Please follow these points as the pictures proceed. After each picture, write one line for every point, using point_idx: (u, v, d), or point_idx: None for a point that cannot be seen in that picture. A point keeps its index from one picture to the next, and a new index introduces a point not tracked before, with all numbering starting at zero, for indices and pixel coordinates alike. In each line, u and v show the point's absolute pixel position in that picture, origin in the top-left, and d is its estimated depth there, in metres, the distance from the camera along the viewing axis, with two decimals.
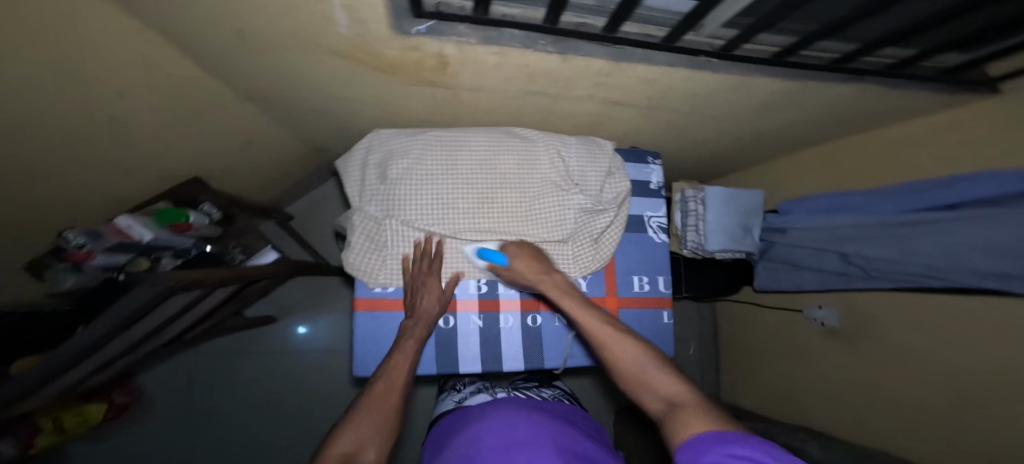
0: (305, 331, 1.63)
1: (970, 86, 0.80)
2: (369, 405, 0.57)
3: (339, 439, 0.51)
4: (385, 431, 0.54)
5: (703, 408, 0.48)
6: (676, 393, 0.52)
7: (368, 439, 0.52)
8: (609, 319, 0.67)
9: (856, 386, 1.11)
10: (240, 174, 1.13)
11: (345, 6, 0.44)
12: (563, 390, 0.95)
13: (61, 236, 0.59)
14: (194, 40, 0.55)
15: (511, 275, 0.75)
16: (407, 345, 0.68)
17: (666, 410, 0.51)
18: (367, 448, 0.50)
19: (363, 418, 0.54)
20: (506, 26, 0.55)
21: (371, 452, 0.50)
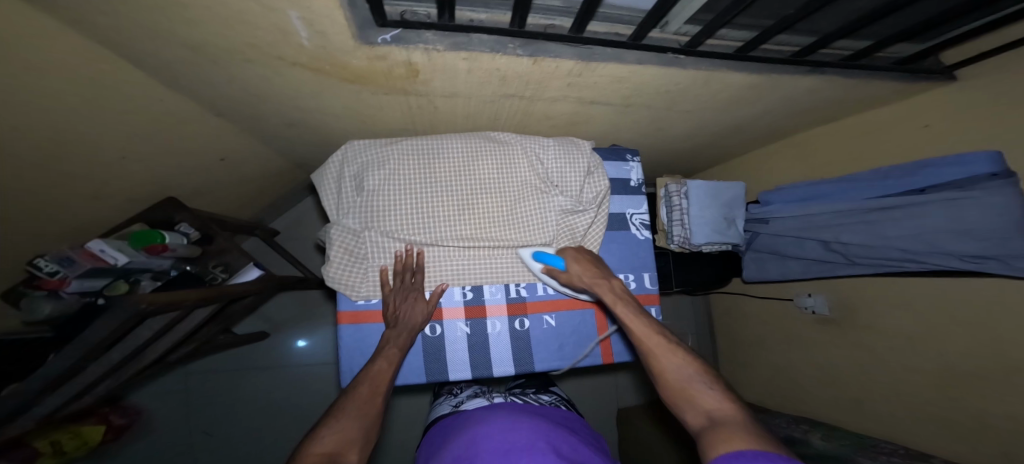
0: (305, 344, 1.60)
1: (925, 74, 0.84)
2: (351, 409, 0.57)
3: (320, 441, 0.51)
4: (366, 436, 0.54)
5: (751, 431, 0.48)
6: (723, 411, 0.52)
7: (350, 442, 0.52)
8: (659, 329, 0.67)
9: (849, 370, 1.13)
10: (216, 192, 1.10)
11: (304, 19, 0.43)
12: (561, 396, 0.93)
13: (31, 265, 0.60)
14: (150, 57, 0.53)
15: (567, 279, 0.75)
16: (390, 353, 0.68)
17: (708, 424, 0.51)
18: (348, 451, 0.51)
19: (345, 422, 0.54)
20: (474, 31, 0.55)
21: (353, 455, 0.50)
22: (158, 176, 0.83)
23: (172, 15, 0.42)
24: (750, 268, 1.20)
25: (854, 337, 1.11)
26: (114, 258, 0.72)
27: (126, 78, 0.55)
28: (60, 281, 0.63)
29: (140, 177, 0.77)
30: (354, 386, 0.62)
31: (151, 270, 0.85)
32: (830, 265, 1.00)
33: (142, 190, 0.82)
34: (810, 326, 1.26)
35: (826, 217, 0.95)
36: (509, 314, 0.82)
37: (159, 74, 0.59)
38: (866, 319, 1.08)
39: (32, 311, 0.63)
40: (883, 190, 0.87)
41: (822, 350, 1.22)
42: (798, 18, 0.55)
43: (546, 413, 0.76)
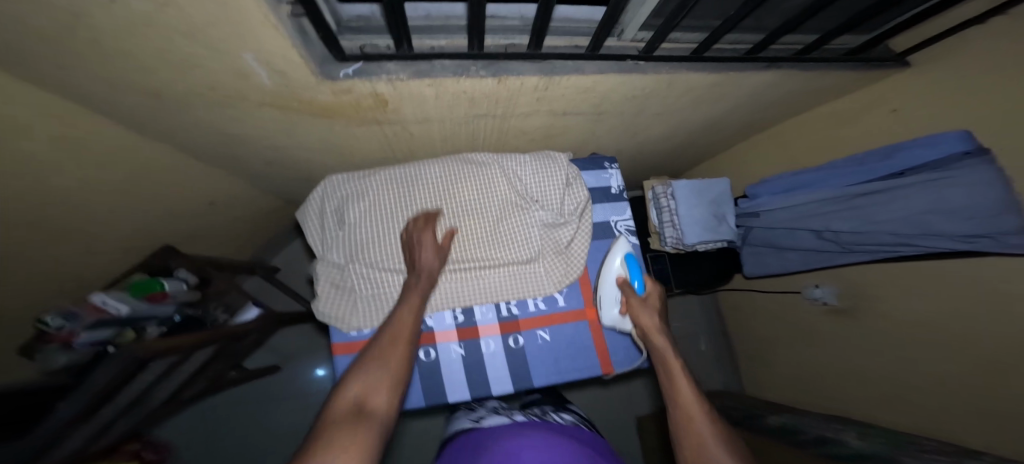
0: (323, 373, 1.57)
1: (880, 61, 0.86)
2: (380, 354, 0.55)
3: (350, 386, 0.51)
4: (396, 379, 0.53)
5: None
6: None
7: (377, 387, 0.51)
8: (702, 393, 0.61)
9: (870, 361, 1.07)
10: (210, 237, 1.11)
11: (259, 60, 0.45)
12: (582, 416, 0.88)
13: (38, 322, 0.61)
14: (123, 110, 0.55)
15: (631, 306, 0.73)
16: (412, 298, 0.65)
17: None
18: (377, 395, 0.50)
19: (373, 368, 0.53)
20: (434, 57, 0.57)
21: (381, 399, 0.50)
22: (146, 228, 0.84)
23: (132, 66, 0.44)
24: (749, 263, 1.16)
25: (870, 326, 1.06)
26: (118, 308, 0.72)
27: (99, 130, 0.56)
28: (69, 334, 0.64)
29: (125, 228, 0.77)
30: (379, 330, 0.61)
31: (156, 318, 0.83)
32: (827, 254, 0.97)
33: (137, 240, 0.84)
34: (823, 318, 1.21)
35: (815, 206, 0.93)
36: (502, 333, 0.80)
37: (134, 124, 0.60)
38: (879, 306, 1.04)
39: (44, 362, 0.64)
40: (865, 176, 0.85)
41: (840, 341, 1.16)
42: (743, 16, 0.56)
43: (562, 427, 0.71)
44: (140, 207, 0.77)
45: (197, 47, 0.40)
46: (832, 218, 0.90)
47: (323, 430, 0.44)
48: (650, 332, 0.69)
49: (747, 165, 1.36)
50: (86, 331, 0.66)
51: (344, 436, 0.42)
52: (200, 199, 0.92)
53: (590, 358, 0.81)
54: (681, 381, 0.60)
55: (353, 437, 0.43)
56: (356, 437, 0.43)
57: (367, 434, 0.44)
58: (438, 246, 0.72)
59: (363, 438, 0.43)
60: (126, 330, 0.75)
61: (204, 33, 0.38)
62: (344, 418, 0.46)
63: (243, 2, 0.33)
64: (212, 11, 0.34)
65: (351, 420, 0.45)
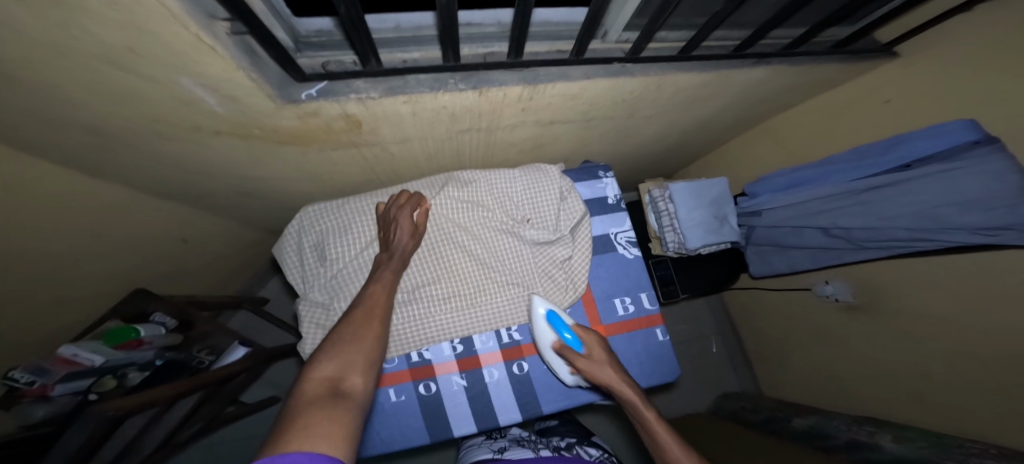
0: None
1: (869, 52, 0.84)
2: (352, 333, 0.50)
3: (320, 365, 0.45)
4: (372, 359, 0.49)
5: None
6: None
7: (353, 365, 0.46)
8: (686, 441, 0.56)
9: (892, 357, 1.02)
10: (187, 277, 1.04)
11: (203, 85, 0.39)
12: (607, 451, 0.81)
13: (6, 378, 0.59)
14: (68, 153, 0.50)
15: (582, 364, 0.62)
16: (385, 277, 0.61)
17: None
18: (352, 374, 0.45)
19: (346, 348, 0.48)
20: (407, 72, 0.52)
21: (358, 379, 0.45)
22: (111, 275, 0.77)
23: (60, 104, 0.38)
24: (755, 263, 1.11)
25: (889, 321, 1.01)
26: (91, 359, 0.66)
27: (41, 177, 0.50)
28: (41, 388, 0.62)
29: (87, 278, 0.71)
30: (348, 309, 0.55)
31: (137, 363, 0.77)
32: (838, 252, 0.92)
33: (107, 288, 0.77)
34: (838, 314, 1.16)
35: (821, 203, 0.88)
36: (505, 360, 0.74)
37: (82, 166, 0.54)
38: (895, 300, 0.99)
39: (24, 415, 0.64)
40: (872, 169, 0.81)
41: (860, 338, 1.10)
42: (730, 12, 0.52)
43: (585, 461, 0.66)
44: (103, 255, 0.71)
45: (128, 75, 0.35)
46: (840, 214, 0.85)
47: (295, 411, 0.38)
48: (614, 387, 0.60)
49: (742, 162, 1.33)
50: (59, 383, 0.64)
51: (326, 412, 0.38)
52: (174, 239, 0.86)
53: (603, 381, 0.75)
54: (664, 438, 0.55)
55: (334, 414, 0.38)
56: (336, 416, 0.38)
57: (349, 412, 0.40)
58: (415, 228, 0.67)
59: (347, 416, 0.39)
60: (106, 377, 0.71)
61: (127, 58, 0.32)
62: (319, 396, 0.40)
63: (165, 21, 0.29)
64: (134, 34, 0.29)
65: (329, 398, 0.40)
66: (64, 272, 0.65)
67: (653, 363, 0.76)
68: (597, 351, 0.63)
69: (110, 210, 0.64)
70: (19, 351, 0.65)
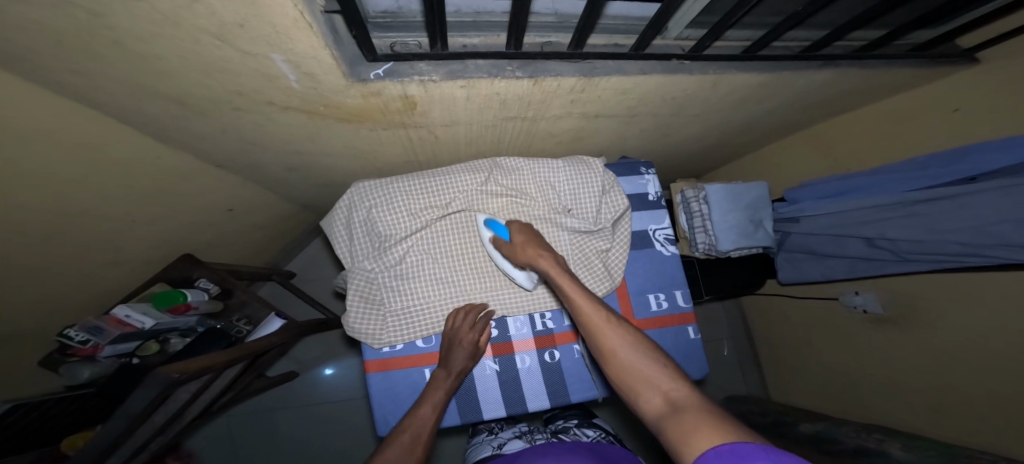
0: (333, 371, 1.53)
1: (946, 58, 0.81)
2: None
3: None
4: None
5: (703, 410, 0.44)
6: (684, 397, 0.48)
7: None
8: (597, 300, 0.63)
9: (916, 374, 1.01)
10: (230, 245, 1.09)
11: (288, 61, 0.41)
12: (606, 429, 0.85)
13: (64, 335, 0.65)
14: (142, 118, 0.52)
15: (509, 251, 0.69)
16: (432, 398, 0.65)
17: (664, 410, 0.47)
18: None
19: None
20: (468, 57, 0.53)
21: None
22: (171, 237, 0.82)
23: (155, 69, 0.40)
24: (784, 269, 1.10)
25: (918, 338, 0.99)
26: (141, 321, 0.76)
27: (119, 140, 0.53)
28: (93, 347, 0.69)
29: (150, 238, 0.76)
30: (393, 434, 0.59)
31: (180, 328, 0.85)
32: (877, 262, 0.90)
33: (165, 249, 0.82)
34: (863, 327, 1.14)
35: (866, 213, 0.87)
36: (538, 347, 0.79)
37: (154, 133, 0.57)
38: (930, 316, 0.97)
39: (71, 375, 0.71)
40: (930, 181, 0.79)
41: (882, 353, 1.09)
42: (809, 13, 0.52)
43: (590, 445, 0.68)
44: (166, 217, 0.75)
45: (228, 49, 0.37)
46: (888, 226, 0.84)
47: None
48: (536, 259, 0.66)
49: (780, 167, 1.30)
50: (109, 344, 0.71)
51: None
52: (223, 208, 0.90)
53: None
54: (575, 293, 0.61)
55: None
56: None
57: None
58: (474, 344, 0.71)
59: None
60: (149, 341, 0.79)
61: (235, 33, 0.34)
62: None
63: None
64: (251, 11, 0.31)
65: None
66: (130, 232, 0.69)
67: (682, 359, 0.77)
68: (518, 232, 0.68)
69: (172, 176, 0.67)
70: None
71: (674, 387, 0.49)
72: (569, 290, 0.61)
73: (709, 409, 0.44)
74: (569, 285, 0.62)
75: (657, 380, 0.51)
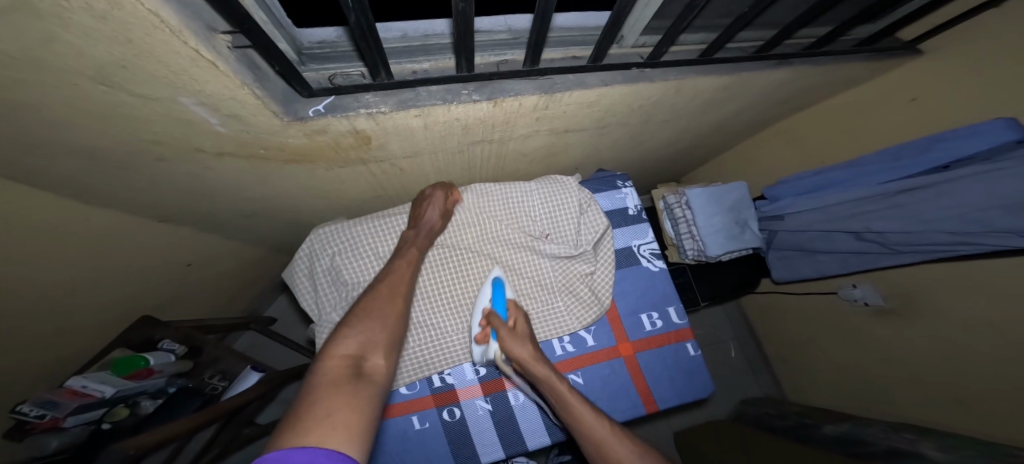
0: None
1: (895, 50, 0.81)
2: (372, 311, 0.52)
3: (342, 343, 0.47)
4: (391, 341, 0.51)
5: None
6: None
7: (374, 348, 0.49)
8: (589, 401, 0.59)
9: (928, 361, 0.97)
10: (193, 301, 1.01)
11: (202, 104, 0.37)
12: None
13: (14, 413, 0.56)
14: (55, 178, 0.47)
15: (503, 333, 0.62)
16: (410, 252, 0.62)
17: None
18: (374, 355, 0.48)
19: (370, 327, 0.50)
20: (419, 83, 0.50)
21: (379, 361, 0.48)
22: (120, 301, 0.75)
23: (49, 124, 0.36)
24: (777, 268, 1.06)
25: (924, 326, 0.96)
26: (101, 390, 0.66)
27: (33, 206, 0.48)
28: (51, 421, 0.59)
29: (92, 307, 0.68)
30: (373, 284, 0.57)
31: (148, 391, 0.76)
32: (870, 256, 0.88)
33: (111, 315, 0.74)
34: (866, 319, 1.11)
35: (849, 207, 0.85)
36: None
37: (75, 192, 0.52)
38: (931, 303, 0.94)
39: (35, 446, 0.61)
40: (907, 171, 0.78)
41: (891, 344, 1.05)
42: (756, 14, 0.51)
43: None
44: (107, 282, 0.68)
45: (123, 94, 0.33)
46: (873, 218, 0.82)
47: (316, 390, 0.41)
48: (529, 364, 0.60)
49: (759, 164, 1.29)
50: (70, 415, 0.61)
51: (348, 397, 0.41)
52: (179, 263, 0.83)
53: (638, 396, 0.69)
54: (570, 398, 0.57)
55: (353, 394, 0.41)
56: (357, 395, 0.41)
57: (368, 396, 0.42)
58: (446, 208, 0.67)
59: (366, 399, 0.42)
60: (118, 406, 0.69)
61: (118, 74, 0.30)
62: (340, 374, 0.43)
63: (162, 34, 0.26)
64: (136, 51, 0.27)
65: (350, 381, 0.43)
66: (63, 303, 0.61)
67: (686, 379, 0.72)
68: (521, 324, 0.64)
69: (108, 236, 0.61)
70: (23, 386, 0.62)
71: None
72: (564, 397, 0.57)
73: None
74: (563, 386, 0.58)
75: None
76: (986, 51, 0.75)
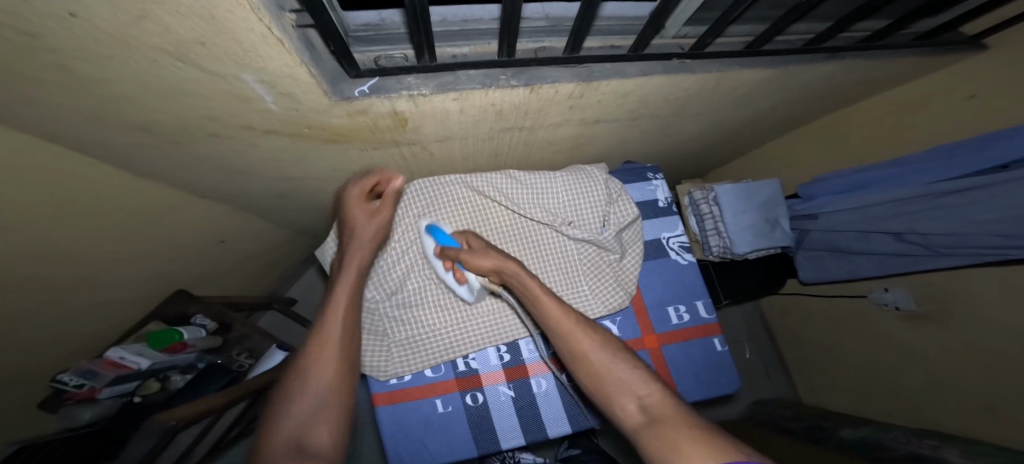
0: None
1: (953, 46, 0.77)
2: (307, 377, 0.48)
3: (282, 424, 0.45)
4: (338, 404, 0.48)
5: (686, 420, 0.42)
6: (661, 405, 0.45)
7: (318, 419, 0.46)
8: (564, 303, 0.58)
9: (964, 371, 0.93)
10: (224, 278, 1.05)
11: (262, 82, 0.38)
12: None
13: (56, 381, 0.61)
14: (112, 149, 0.49)
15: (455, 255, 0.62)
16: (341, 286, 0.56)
17: (642, 421, 0.44)
18: (317, 427, 0.45)
19: (309, 396, 0.47)
20: (460, 67, 0.50)
21: (323, 432, 0.45)
22: (162, 274, 0.78)
23: (115, 96, 0.37)
24: (805, 269, 1.04)
25: (960, 334, 0.93)
26: (136, 362, 0.70)
27: (89, 176, 0.50)
28: (89, 391, 0.65)
29: (137, 278, 0.72)
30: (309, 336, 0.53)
31: (180, 365, 0.81)
32: (911, 258, 0.85)
33: (151, 287, 0.77)
34: (897, 325, 1.07)
35: (890, 208, 0.83)
36: (553, 369, 0.73)
37: (127, 165, 0.54)
38: (970, 311, 0.91)
39: (73, 416, 0.67)
40: (956, 171, 0.75)
41: (923, 352, 1.02)
42: (813, 5, 0.49)
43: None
44: (152, 255, 0.71)
45: (192, 71, 0.34)
46: (917, 219, 0.79)
47: None
48: (500, 267, 0.59)
49: (789, 162, 1.25)
50: (106, 386, 0.67)
51: None
52: (214, 241, 0.86)
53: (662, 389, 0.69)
54: (544, 300, 0.55)
55: None
56: None
57: None
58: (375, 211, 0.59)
59: None
60: (150, 380, 0.75)
61: (192, 52, 0.31)
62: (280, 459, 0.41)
63: (239, 11, 0.27)
64: (211, 26, 0.28)
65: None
66: (115, 272, 0.65)
67: (712, 376, 0.71)
68: (476, 241, 0.63)
69: (154, 211, 0.64)
70: (77, 349, 0.66)
71: (649, 392, 0.47)
72: (539, 297, 0.55)
73: (689, 419, 0.43)
74: (533, 285, 0.56)
75: (631, 386, 0.48)
76: None
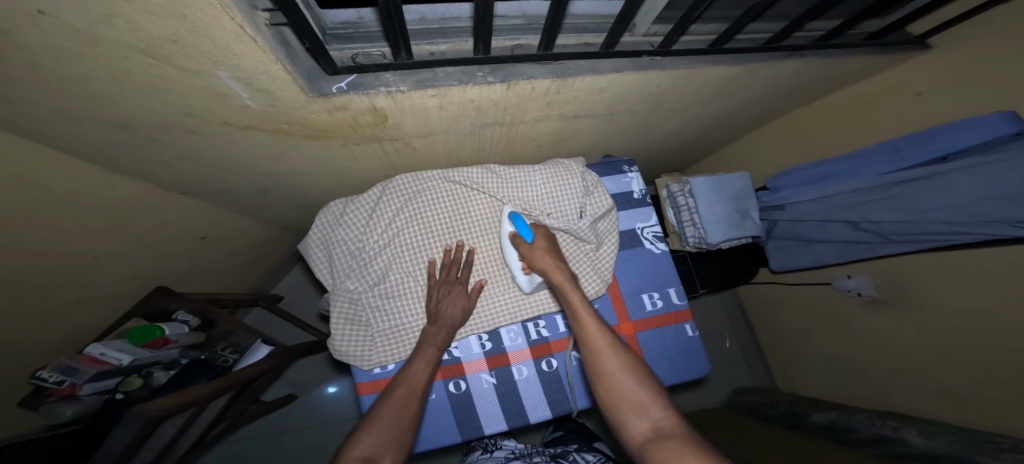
0: (334, 390, 1.43)
1: (904, 45, 0.82)
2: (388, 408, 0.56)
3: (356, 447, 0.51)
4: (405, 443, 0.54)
5: (694, 441, 0.45)
6: (672, 427, 0.48)
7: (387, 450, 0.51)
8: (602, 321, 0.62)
9: (919, 351, 1.00)
10: (207, 275, 1.04)
11: (236, 78, 0.39)
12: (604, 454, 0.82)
13: (34, 378, 0.60)
14: (88, 148, 0.49)
15: (528, 251, 0.67)
16: (428, 351, 0.64)
17: (652, 437, 0.48)
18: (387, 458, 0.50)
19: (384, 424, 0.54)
20: (437, 65, 0.51)
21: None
22: (142, 271, 0.78)
23: (90, 94, 0.38)
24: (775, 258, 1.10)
25: (915, 316, 1.00)
26: (118, 358, 0.68)
27: (66, 174, 0.50)
28: (70, 388, 0.63)
29: (117, 276, 0.72)
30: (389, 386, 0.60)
31: (163, 362, 0.78)
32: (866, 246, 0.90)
33: (131, 285, 0.77)
34: (860, 310, 1.14)
35: (848, 198, 0.87)
36: (533, 357, 0.76)
37: (104, 163, 0.54)
38: (922, 294, 0.98)
39: (53, 414, 0.64)
40: (906, 163, 0.80)
41: (884, 333, 1.08)
42: (768, 5, 0.52)
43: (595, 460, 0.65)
44: (131, 252, 0.71)
45: (167, 68, 0.35)
46: (872, 208, 0.84)
47: None
48: (552, 273, 0.65)
49: (763, 156, 1.31)
50: (88, 382, 0.65)
51: None
52: (195, 238, 0.85)
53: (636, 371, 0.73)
54: (582, 314, 0.60)
55: None
56: None
57: None
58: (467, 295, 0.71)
59: None
60: (132, 376, 0.72)
61: (166, 49, 0.32)
62: None
63: (208, 10, 0.28)
64: (184, 24, 0.29)
65: None
66: (92, 269, 0.65)
67: (684, 359, 0.76)
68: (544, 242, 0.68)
69: (133, 208, 0.64)
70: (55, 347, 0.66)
71: (664, 416, 0.50)
72: (578, 311, 0.60)
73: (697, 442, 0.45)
74: (575, 297, 0.62)
75: (649, 409, 0.51)
76: (995, 47, 0.75)
